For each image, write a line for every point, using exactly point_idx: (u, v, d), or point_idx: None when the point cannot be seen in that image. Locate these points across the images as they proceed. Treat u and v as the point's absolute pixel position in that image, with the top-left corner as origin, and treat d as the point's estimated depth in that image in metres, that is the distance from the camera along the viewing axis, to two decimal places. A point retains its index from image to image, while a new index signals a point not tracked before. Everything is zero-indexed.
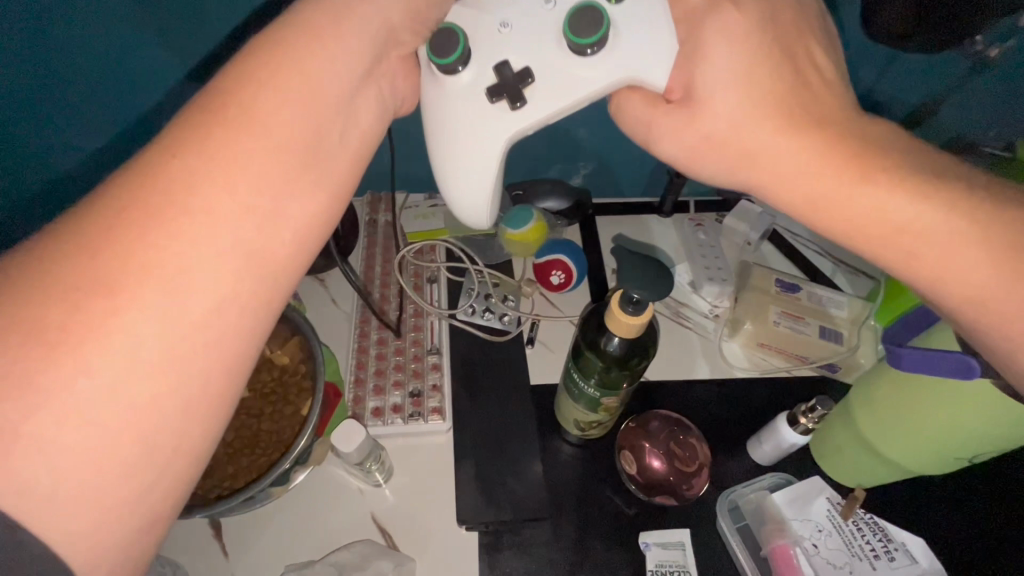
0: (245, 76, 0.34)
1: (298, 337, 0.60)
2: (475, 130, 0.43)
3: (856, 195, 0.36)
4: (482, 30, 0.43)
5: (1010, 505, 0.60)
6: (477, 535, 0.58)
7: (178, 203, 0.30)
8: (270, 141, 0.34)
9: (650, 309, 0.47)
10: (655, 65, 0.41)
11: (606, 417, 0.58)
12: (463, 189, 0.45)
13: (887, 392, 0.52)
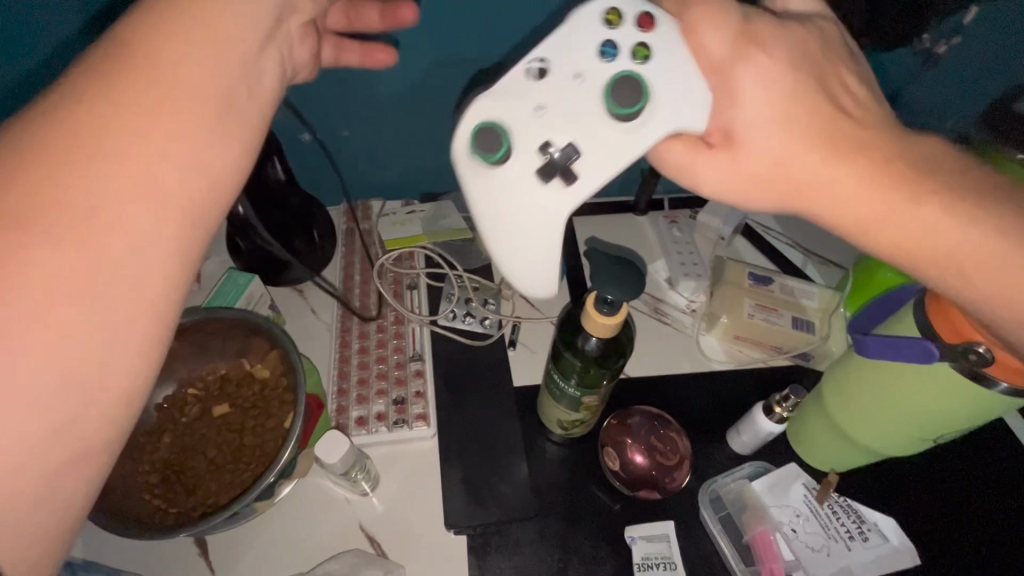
0: (150, 16, 0.31)
1: (277, 350, 0.59)
2: (527, 215, 0.39)
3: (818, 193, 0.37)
4: (518, 117, 0.38)
5: (973, 481, 0.63)
6: (465, 538, 0.58)
7: (80, 164, 0.29)
8: (183, 79, 0.31)
9: (624, 309, 0.48)
10: (693, 115, 0.37)
11: (587, 415, 0.59)
12: (525, 272, 0.41)
13: (857, 378, 0.54)
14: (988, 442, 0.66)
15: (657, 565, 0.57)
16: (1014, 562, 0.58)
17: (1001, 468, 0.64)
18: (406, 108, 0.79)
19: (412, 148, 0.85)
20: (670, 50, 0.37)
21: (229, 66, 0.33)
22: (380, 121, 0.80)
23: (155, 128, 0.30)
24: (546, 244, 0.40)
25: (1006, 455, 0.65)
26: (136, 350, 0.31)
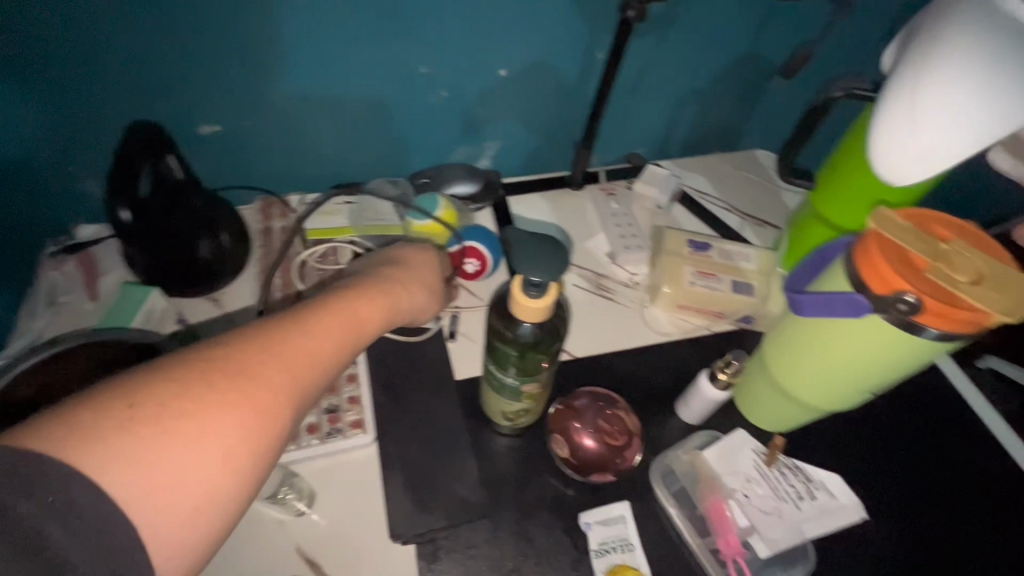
0: (363, 287, 0.49)
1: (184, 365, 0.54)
2: (1004, 102, 0.40)
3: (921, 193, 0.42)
4: None
5: (911, 432, 0.64)
6: (414, 547, 0.55)
7: (298, 347, 0.40)
8: (365, 319, 0.46)
9: (553, 290, 0.44)
10: None
11: (531, 404, 0.56)
12: (937, 138, 0.42)
13: (796, 335, 0.54)
14: (921, 392, 0.68)
15: (615, 548, 0.55)
16: (954, 507, 0.60)
17: (935, 416, 0.66)
18: (318, 92, 0.74)
19: (330, 135, 0.79)
20: None
21: (386, 320, 0.49)
22: (291, 110, 0.75)
23: (339, 340, 0.43)
24: (965, 129, 0.41)
25: (939, 403, 0.67)
26: (247, 478, 0.35)
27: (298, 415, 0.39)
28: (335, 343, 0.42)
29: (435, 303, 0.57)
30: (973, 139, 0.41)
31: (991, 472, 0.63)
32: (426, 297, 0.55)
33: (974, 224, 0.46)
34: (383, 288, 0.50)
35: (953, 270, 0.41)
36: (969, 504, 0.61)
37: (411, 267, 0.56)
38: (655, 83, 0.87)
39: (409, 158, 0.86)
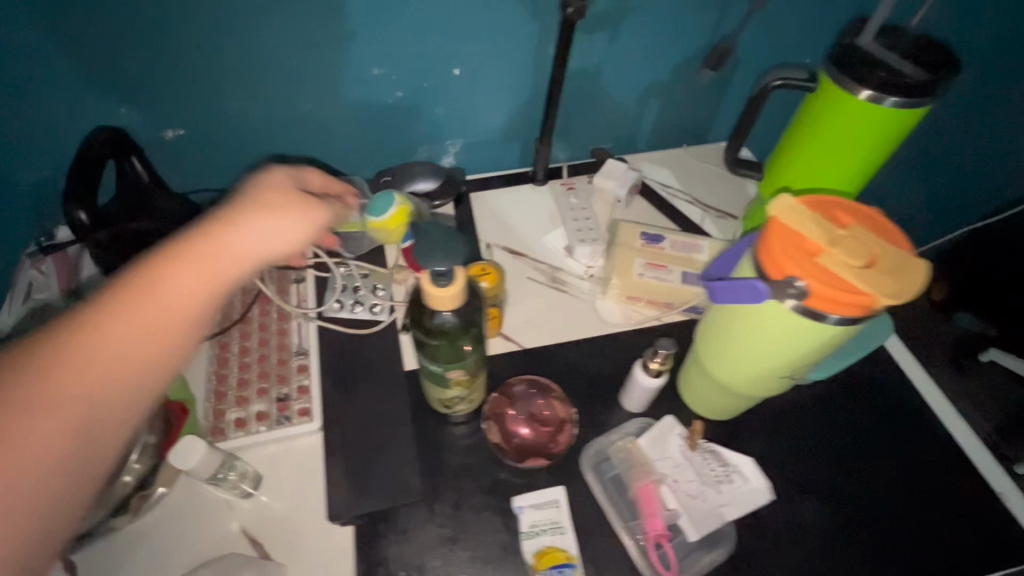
0: (191, 239, 0.41)
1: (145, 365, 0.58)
2: None
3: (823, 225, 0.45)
4: None
5: (866, 434, 0.65)
6: (353, 528, 0.57)
7: (84, 346, 0.34)
8: (188, 282, 0.39)
9: (461, 278, 0.47)
10: None
11: (461, 392, 0.58)
12: None
13: (718, 322, 0.56)
14: (870, 391, 0.69)
15: (545, 530, 0.57)
16: (911, 509, 0.60)
17: (889, 418, 0.67)
18: (274, 96, 0.76)
19: (291, 137, 0.82)
20: None
21: (230, 270, 0.41)
22: (251, 113, 0.77)
23: (150, 320, 0.37)
24: None
25: (893, 406, 0.68)
26: (42, 506, 0.31)
27: (107, 418, 0.34)
28: (142, 332, 0.36)
29: (308, 217, 0.48)
30: None
31: (946, 473, 0.64)
32: (288, 225, 0.46)
33: (878, 210, 0.46)
34: (217, 233, 0.42)
35: (848, 255, 0.42)
36: (927, 506, 0.61)
37: (256, 200, 0.46)
38: (612, 78, 0.88)
39: (373, 157, 0.89)
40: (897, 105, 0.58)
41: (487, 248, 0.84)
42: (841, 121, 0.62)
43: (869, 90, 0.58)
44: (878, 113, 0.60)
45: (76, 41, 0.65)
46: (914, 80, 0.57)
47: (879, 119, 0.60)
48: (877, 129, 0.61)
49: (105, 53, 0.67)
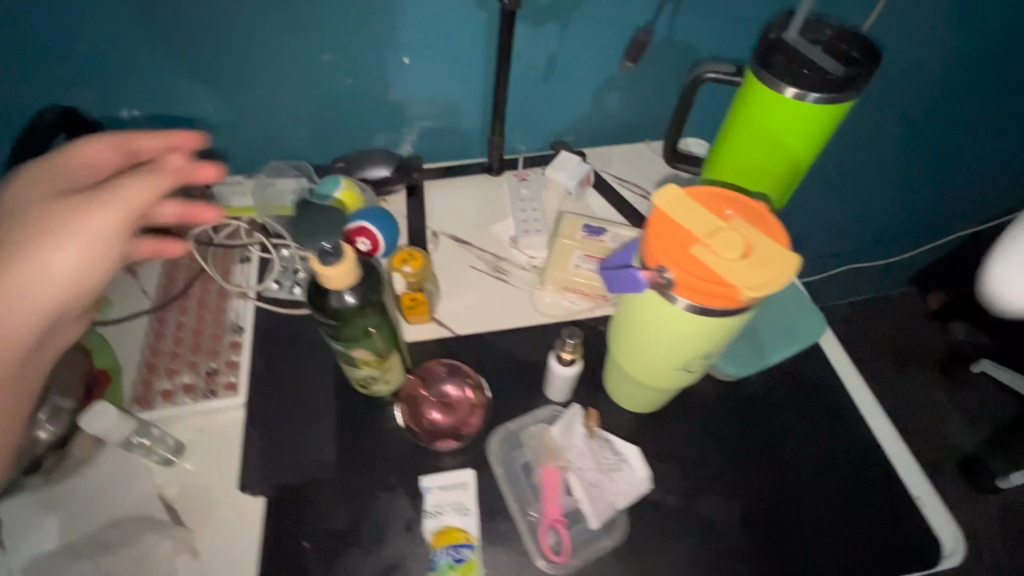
0: None
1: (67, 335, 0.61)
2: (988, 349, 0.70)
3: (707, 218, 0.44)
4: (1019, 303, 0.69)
5: (783, 433, 0.66)
6: (265, 499, 0.59)
7: None
8: None
9: (351, 256, 0.48)
10: None
11: (370, 372, 0.59)
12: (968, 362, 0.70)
13: (627, 316, 0.55)
14: (795, 387, 0.69)
15: (448, 511, 0.58)
16: (816, 510, 0.61)
17: (812, 419, 0.67)
18: (226, 80, 0.78)
19: (245, 121, 0.84)
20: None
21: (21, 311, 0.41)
22: (204, 96, 0.79)
23: None
24: None
25: (820, 407, 0.68)
26: None
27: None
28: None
29: (97, 226, 0.43)
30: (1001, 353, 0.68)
31: (862, 476, 0.64)
32: (79, 247, 0.42)
33: (765, 202, 0.46)
34: None
35: (720, 247, 0.42)
36: (833, 506, 0.62)
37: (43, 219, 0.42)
38: (567, 70, 0.88)
39: (330, 143, 0.90)
40: (819, 102, 0.57)
41: (433, 235, 0.85)
42: (767, 120, 0.61)
43: (794, 87, 0.57)
44: (802, 111, 0.59)
45: (26, 22, 0.67)
46: (837, 77, 0.57)
47: (805, 116, 0.59)
48: (803, 127, 0.60)
49: (56, 34, 0.69)
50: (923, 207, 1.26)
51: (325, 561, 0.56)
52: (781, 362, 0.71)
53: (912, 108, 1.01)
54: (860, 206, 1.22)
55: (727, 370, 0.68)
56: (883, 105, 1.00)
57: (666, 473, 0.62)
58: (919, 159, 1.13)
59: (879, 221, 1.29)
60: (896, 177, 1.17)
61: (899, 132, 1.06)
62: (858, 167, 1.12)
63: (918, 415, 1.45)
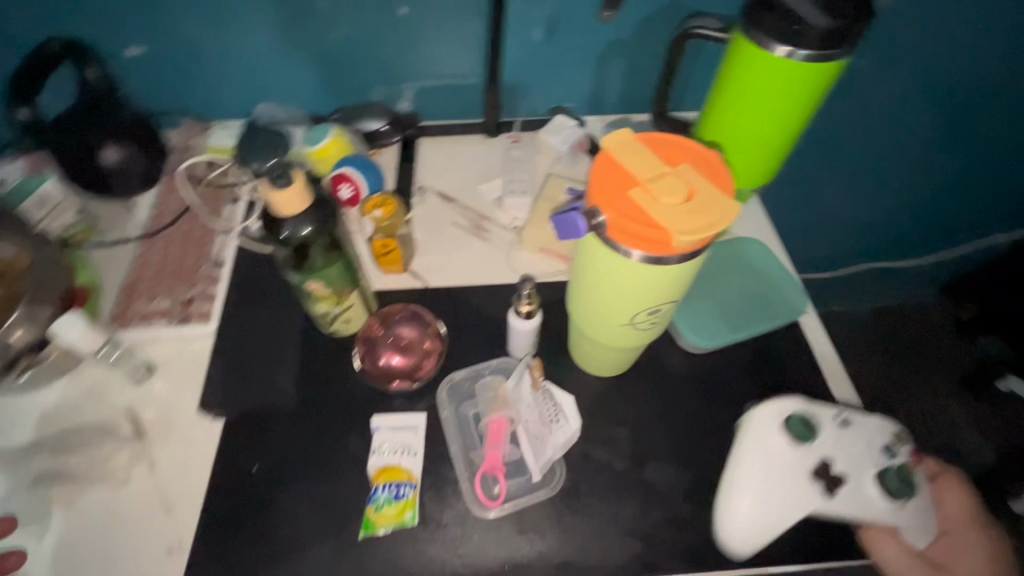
0: None
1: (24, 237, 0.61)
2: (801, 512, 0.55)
3: (653, 163, 0.42)
4: (807, 462, 0.56)
5: (754, 412, 0.64)
6: (223, 422, 0.62)
7: None
8: None
9: (300, 180, 0.49)
10: (806, 500, 0.55)
11: (329, 309, 0.60)
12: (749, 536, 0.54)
13: (578, 271, 0.53)
14: (766, 365, 0.68)
15: (391, 451, 0.59)
16: None
17: (787, 403, 0.65)
18: (227, 25, 0.80)
19: (246, 68, 0.85)
20: (792, 482, 0.55)
21: None
22: (205, 41, 0.81)
23: None
24: (796, 496, 0.55)
25: (791, 388, 0.66)
26: None
27: None
28: None
29: None
30: (800, 498, 0.55)
31: None
32: None
33: (718, 150, 0.44)
34: None
35: (661, 192, 0.41)
36: None
37: None
38: (568, 33, 0.86)
39: (329, 96, 0.91)
40: (807, 60, 0.54)
41: (420, 190, 0.85)
42: (755, 82, 0.58)
43: (784, 45, 0.54)
44: (791, 72, 0.56)
45: None
46: (828, 34, 0.54)
47: (796, 78, 0.56)
48: (790, 88, 0.57)
49: None
50: (951, 208, 1.18)
51: (272, 484, 0.58)
52: (753, 339, 0.69)
53: (937, 91, 0.96)
54: (883, 199, 1.15)
55: (699, 344, 0.66)
56: (906, 85, 0.95)
57: (617, 436, 0.62)
58: (946, 151, 1.06)
59: (903, 219, 1.21)
60: (923, 169, 1.10)
61: (923, 119, 1.00)
62: (878, 157, 1.06)
63: (938, 432, 1.33)
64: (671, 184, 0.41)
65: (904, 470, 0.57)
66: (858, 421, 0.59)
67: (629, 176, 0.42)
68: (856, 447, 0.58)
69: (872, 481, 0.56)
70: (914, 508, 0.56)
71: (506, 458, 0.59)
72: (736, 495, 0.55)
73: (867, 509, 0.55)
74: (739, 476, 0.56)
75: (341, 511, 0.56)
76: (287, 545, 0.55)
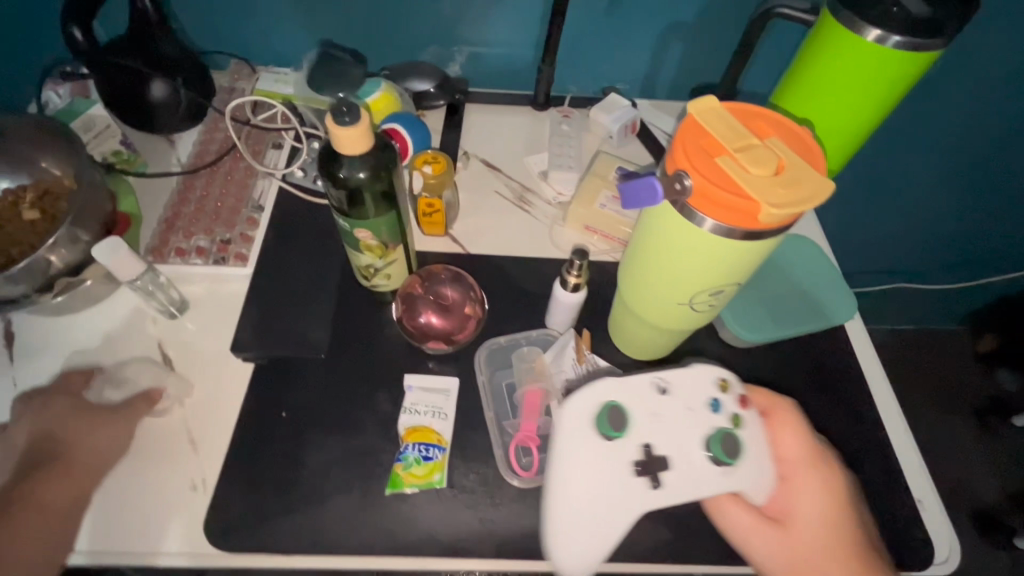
0: None
1: (72, 157, 0.60)
2: (633, 512, 0.48)
3: (743, 134, 0.40)
4: (624, 454, 0.49)
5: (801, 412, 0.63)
6: (254, 366, 0.60)
7: None
8: None
9: (367, 120, 0.47)
10: (634, 494, 0.48)
11: (375, 261, 0.59)
12: (583, 549, 0.47)
13: (635, 243, 0.51)
14: (809, 366, 0.66)
15: (424, 411, 0.58)
16: None
17: (833, 412, 0.63)
18: None
19: (299, 14, 0.83)
20: (613, 478, 0.48)
21: None
22: None
23: None
24: (622, 491, 0.48)
25: (835, 393, 0.64)
26: None
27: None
28: None
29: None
30: (625, 492, 0.48)
31: (866, 463, 0.61)
32: None
33: (808, 126, 0.42)
34: None
35: (749, 161, 0.39)
36: None
37: None
38: (631, 8, 0.84)
39: (379, 51, 0.89)
40: (899, 47, 0.52)
41: (465, 156, 0.83)
42: (840, 67, 0.56)
43: (876, 29, 0.52)
44: (882, 58, 0.54)
45: None
46: (924, 21, 0.52)
47: (884, 64, 0.54)
48: (878, 75, 0.55)
49: None
50: (998, 233, 1.14)
51: (298, 432, 0.57)
52: (796, 339, 0.67)
53: (1006, 109, 0.92)
54: (928, 216, 1.12)
55: (743, 335, 0.64)
56: (975, 100, 0.91)
57: None
58: (1004, 172, 1.02)
59: (945, 237, 1.17)
60: (975, 189, 1.06)
61: (984, 137, 0.96)
62: (930, 173, 1.03)
63: (948, 459, 1.31)
64: (761, 157, 0.39)
65: (725, 427, 0.50)
66: (675, 384, 0.52)
67: (716, 146, 0.40)
68: (675, 418, 0.50)
69: (695, 450, 0.49)
70: (749, 464, 0.50)
71: (540, 430, 0.58)
72: (564, 506, 0.48)
73: (704, 488, 0.49)
74: (561, 478, 0.49)
75: (367, 466, 0.55)
76: (310, 494, 0.54)
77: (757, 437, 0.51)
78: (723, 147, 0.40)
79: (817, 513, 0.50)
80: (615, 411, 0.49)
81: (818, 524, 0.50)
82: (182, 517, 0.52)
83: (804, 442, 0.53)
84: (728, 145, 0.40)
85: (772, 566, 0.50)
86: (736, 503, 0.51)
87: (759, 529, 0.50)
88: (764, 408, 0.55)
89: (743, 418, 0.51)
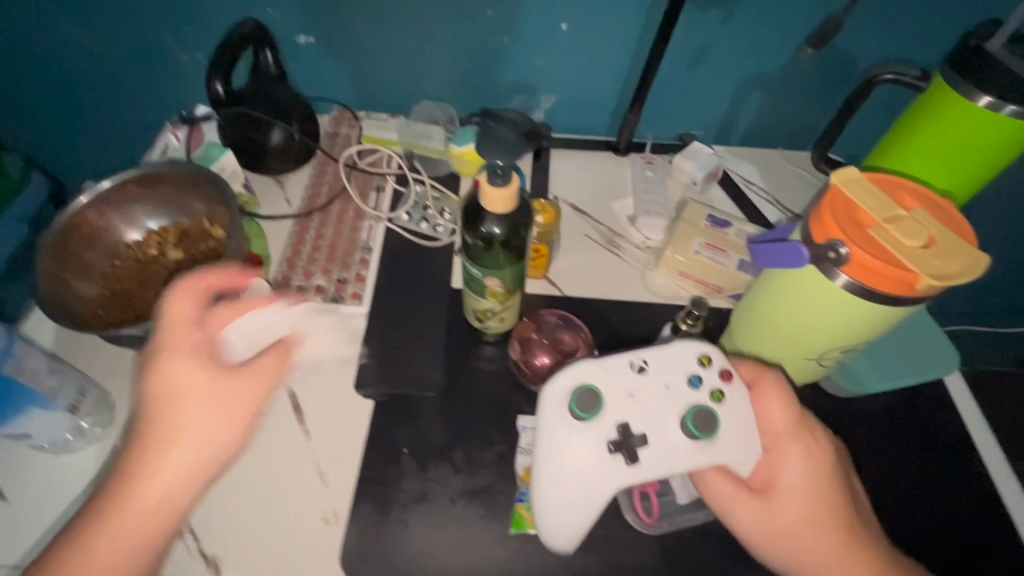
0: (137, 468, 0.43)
1: (221, 208, 0.64)
2: (607, 488, 0.48)
3: (888, 205, 0.43)
4: (598, 432, 0.48)
5: (915, 461, 0.64)
6: (373, 403, 0.63)
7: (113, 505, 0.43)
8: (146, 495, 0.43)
9: (516, 182, 0.51)
10: (608, 471, 0.48)
11: (495, 306, 0.62)
12: (562, 520, 0.49)
13: (756, 297, 0.53)
14: (914, 417, 0.67)
15: None
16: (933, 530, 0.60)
17: (944, 463, 0.64)
18: (393, 23, 0.83)
19: (400, 65, 0.89)
20: (588, 455, 0.48)
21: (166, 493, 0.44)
22: (369, 34, 0.84)
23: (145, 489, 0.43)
24: (597, 469, 0.48)
25: (943, 444, 0.66)
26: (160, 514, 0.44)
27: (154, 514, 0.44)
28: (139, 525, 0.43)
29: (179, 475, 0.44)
30: (600, 469, 0.48)
31: (982, 518, 0.62)
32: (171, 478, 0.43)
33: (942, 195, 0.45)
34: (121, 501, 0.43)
35: (902, 232, 0.41)
36: (948, 528, 0.60)
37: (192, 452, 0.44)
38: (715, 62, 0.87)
39: (470, 99, 0.94)
40: (1014, 115, 0.54)
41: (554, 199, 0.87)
42: (951, 130, 0.58)
43: (990, 97, 0.54)
44: (994, 124, 0.56)
45: None
46: None
47: (997, 129, 0.56)
48: (989, 139, 0.57)
49: None
50: None
51: (419, 470, 0.59)
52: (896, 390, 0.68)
53: None
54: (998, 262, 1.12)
55: (838, 383, 0.66)
56: None
57: None
58: None
59: None
60: None
61: None
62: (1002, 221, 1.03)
63: None
64: (912, 227, 0.41)
65: (702, 400, 0.50)
66: (653, 360, 0.52)
67: (863, 217, 0.43)
68: (650, 395, 0.50)
69: (669, 426, 0.49)
70: (728, 437, 0.49)
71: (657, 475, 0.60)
72: (540, 483, 0.49)
73: (678, 461, 0.48)
74: (540, 455, 0.49)
75: (488, 505, 0.57)
76: (437, 531, 0.56)
77: (738, 407, 0.50)
78: (871, 218, 0.42)
79: (801, 482, 0.49)
80: (585, 390, 0.50)
81: (803, 493, 0.48)
82: (318, 550, 0.55)
83: (789, 411, 0.51)
84: (875, 215, 0.42)
85: (755, 537, 0.49)
86: (715, 474, 0.50)
87: (739, 500, 0.50)
88: (751, 380, 0.53)
89: (722, 391, 0.50)
